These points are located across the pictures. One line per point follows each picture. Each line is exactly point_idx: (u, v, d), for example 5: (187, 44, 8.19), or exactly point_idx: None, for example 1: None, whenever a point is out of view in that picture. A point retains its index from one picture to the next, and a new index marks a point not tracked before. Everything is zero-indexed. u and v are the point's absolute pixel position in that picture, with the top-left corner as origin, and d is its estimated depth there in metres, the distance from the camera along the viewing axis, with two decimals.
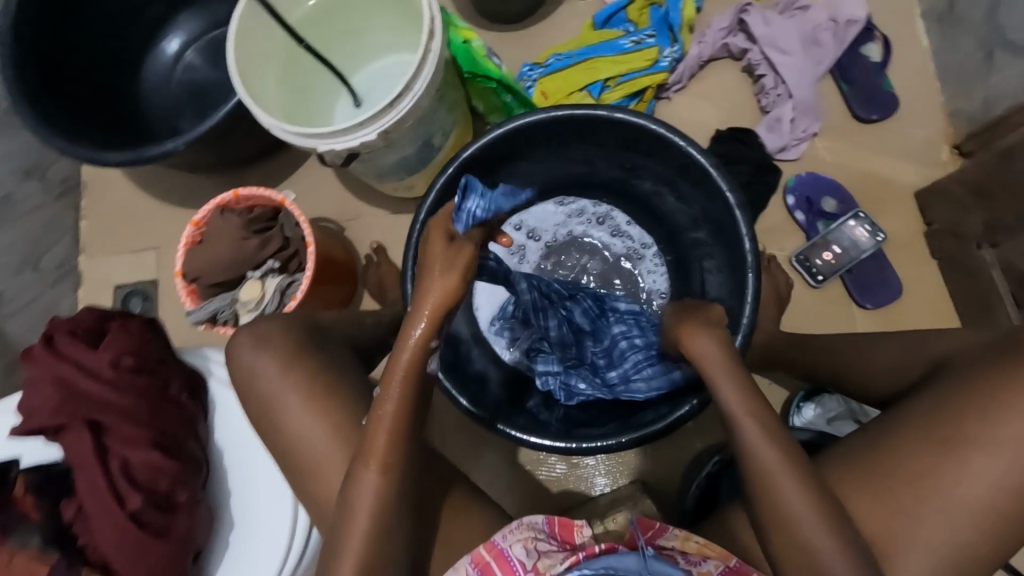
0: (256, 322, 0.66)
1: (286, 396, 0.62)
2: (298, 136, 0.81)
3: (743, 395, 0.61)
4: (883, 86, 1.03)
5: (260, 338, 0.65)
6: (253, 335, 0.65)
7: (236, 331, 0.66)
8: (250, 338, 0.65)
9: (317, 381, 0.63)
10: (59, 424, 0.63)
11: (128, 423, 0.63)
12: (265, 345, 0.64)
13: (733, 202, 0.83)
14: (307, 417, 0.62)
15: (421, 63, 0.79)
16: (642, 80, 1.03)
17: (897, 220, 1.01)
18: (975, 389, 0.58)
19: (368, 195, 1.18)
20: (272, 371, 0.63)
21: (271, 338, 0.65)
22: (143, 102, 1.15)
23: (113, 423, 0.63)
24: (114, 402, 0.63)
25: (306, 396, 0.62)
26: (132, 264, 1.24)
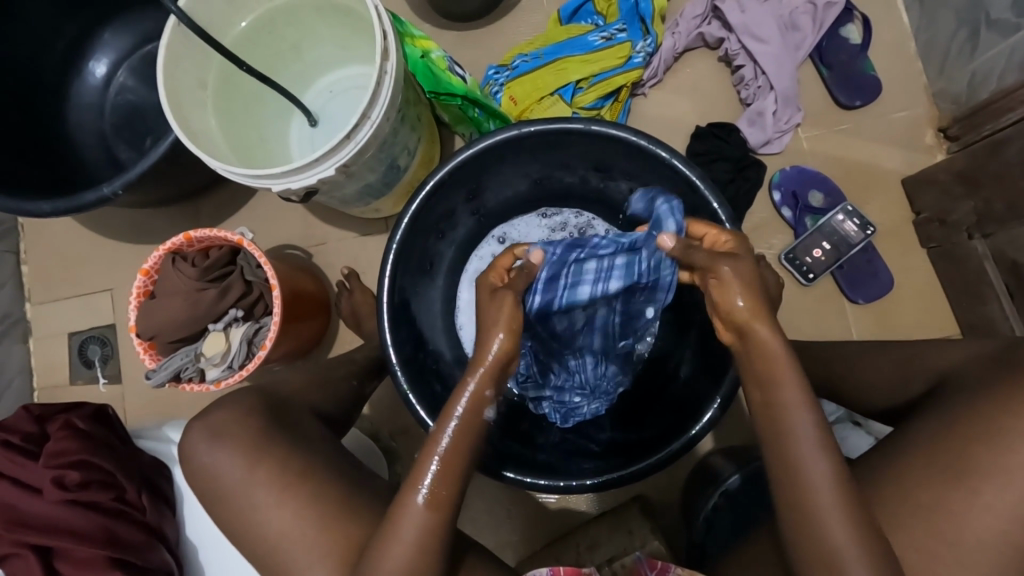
0: (213, 410, 0.62)
1: (259, 488, 0.58)
2: (248, 177, 0.73)
3: (770, 448, 0.56)
4: (865, 69, 0.99)
5: (218, 429, 0.61)
6: (207, 428, 0.61)
7: (191, 422, 0.62)
8: (208, 430, 0.61)
9: (288, 468, 0.58)
10: (3, 552, 0.58)
11: (78, 544, 0.58)
12: (222, 438, 0.60)
13: (722, 215, 0.77)
14: (285, 506, 0.57)
15: (377, 87, 0.72)
16: (615, 79, 0.97)
17: (884, 210, 0.98)
18: (984, 416, 0.55)
19: (333, 219, 1.11)
20: (239, 466, 0.59)
21: (237, 422, 0.61)
22: (76, 134, 1.06)
23: (64, 545, 0.58)
24: (64, 522, 0.58)
25: (281, 483, 0.58)
26: (85, 309, 1.15)
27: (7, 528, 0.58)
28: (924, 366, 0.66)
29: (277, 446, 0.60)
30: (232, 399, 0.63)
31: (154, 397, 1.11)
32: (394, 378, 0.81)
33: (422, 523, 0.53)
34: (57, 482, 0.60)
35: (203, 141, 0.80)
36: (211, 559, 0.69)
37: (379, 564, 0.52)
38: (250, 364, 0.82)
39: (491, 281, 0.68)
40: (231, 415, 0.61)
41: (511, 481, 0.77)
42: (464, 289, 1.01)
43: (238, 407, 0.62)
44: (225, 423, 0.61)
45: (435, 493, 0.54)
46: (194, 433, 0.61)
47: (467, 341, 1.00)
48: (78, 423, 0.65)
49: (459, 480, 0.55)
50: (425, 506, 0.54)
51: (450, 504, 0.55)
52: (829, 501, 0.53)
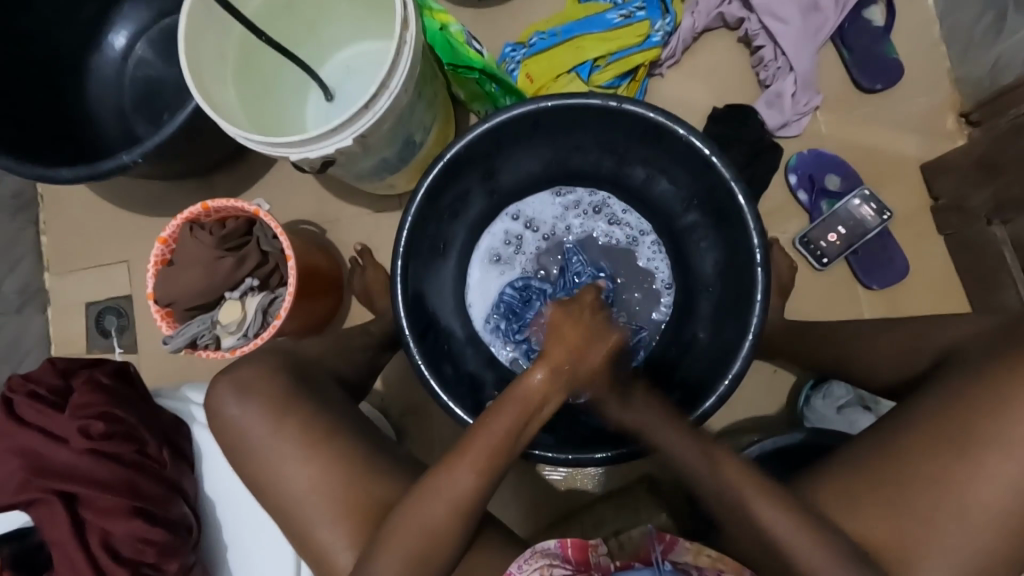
0: (231, 372, 0.63)
1: (281, 446, 0.59)
2: (266, 146, 0.74)
3: None
4: (887, 52, 0.97)
5: (245, 383, 0.61)
6: (233, 382, 0.61)
7: (216, 377, 0.62)
8: (230, 389, 0.61)
9: (312, 427, 0.59)
10: (28, 498, 0.60)
11: (101, 493, 0.60)
12: (248, 394, 0.61)
13: (738, 195, 0.77)
14: (306, 463, 0.58)
15: (395, 57, 0.71)
16: (634, 58, 0.97)
17: (902, 196, 0.97)
18: (997, 395, 0.54)
19: (347, 194, 1.11)
20: (265, 421, 0.60)
21: (263, 377, 0.61)
22: (96, 106, 1.07)
23: (87, 494, 0.60)
24: (88, 471, 0.60)
25: (303, 440, 0.59)
26: (103, 281, 1.17)
27: (31, 475, 0.60)
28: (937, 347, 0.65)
29: (301, 404, 0.60)
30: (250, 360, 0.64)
31: (170, 367, 1.13)
32: (407, 352, 0.82)
33: None
34: (82, 433, 0.61)
35: (222, 109, 0.81)
36: (227, 517, 0.71)
37: (411, 517, 0.55)
38: (266, 333, 0.83)
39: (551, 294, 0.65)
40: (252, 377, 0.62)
41: (537, 458, 0.78)
42: (475, 267, 1.02)
43: (261, 364, 0.62)
44: (251, 379, 0.61)
45: None
46: (222, 386, 0.61)
47: (477, 319, 1.01)
48: (101, 378, 0.66)
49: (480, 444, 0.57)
50: (464, 473, 0.56)
51: (467, 463, 0.57)
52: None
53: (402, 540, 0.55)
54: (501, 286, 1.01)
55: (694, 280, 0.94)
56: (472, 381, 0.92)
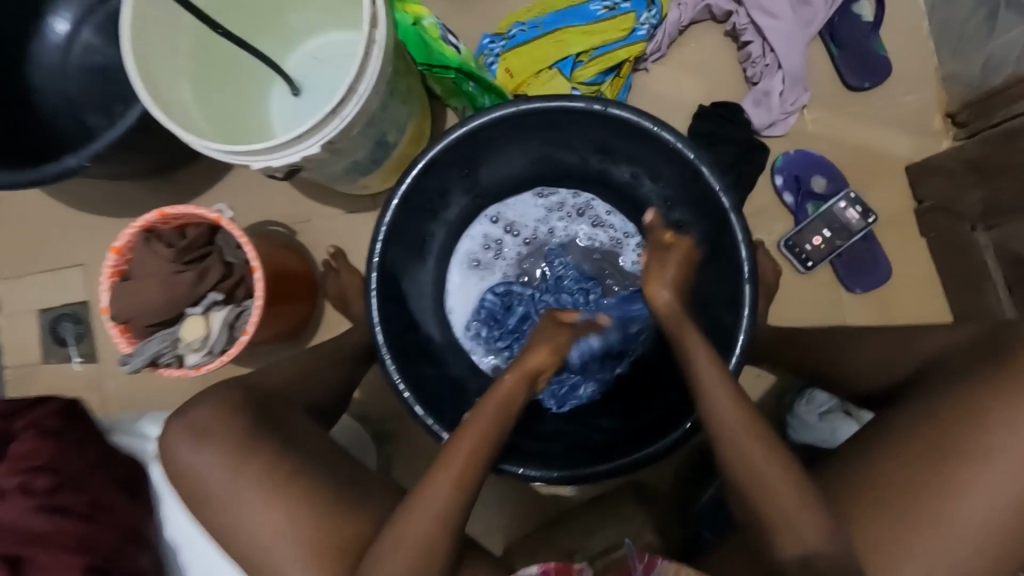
0: (192, 405, 0.58)
1: (245, 487, 0.56)
2: (226, 154, 0.68)
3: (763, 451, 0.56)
4: (876, 48, 0.95)
5: (203, 427, 0.57)
6: (189, 423, 0.58)
7: (164, 425, 0.59)
8: (194, 426, 0.57)
9: (279, 464, 0.56)
10: None
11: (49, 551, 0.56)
12: (207, 434, 0.57)
13: (727, 205, 0.75)
14: (275, 505, 0.55)
15: (364, 59, 0.66)
16: (618, 53, 0.92)
17: (887, 198, 0.96)
18: (990, 424, 0.53)
19: (317, 193, 1.06)
20: (226, 462, 0.56)
21: (225, 415, 0.57)
22: (40, 98, 0.98)
23: (32, 552, 0.56)
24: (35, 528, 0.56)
25: (269, 481, 0.55)
26: (57, 285, 1.10)
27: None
28: None
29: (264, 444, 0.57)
30: (212, 395, 0.59)
31: (134, 376, 1.07)
32: (384, 366, 0.79)
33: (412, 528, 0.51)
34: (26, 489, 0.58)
35: (177, 112, 0.74)
36: (192, 560, 0.67)
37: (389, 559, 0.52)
38: (233, 349, 0.79)
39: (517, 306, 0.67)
40: (217, 413, 0.58)
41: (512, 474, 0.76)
42: (454, 272, 0.98)
43: (220, 399, 0.59)
44: (215, 417, 0.57)
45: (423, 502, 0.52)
46: (175, 429, 0.58)
47: (457, 325, 0.97)
48: (47, 422, 0.62)
49: (461, 476, 0.55)
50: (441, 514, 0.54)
51: (439, 507, 0.54)
52: (806, 504, 0.54)
53: None
54: (482, 291, 0.98)
55: None
56: (454, 391, 0.89)
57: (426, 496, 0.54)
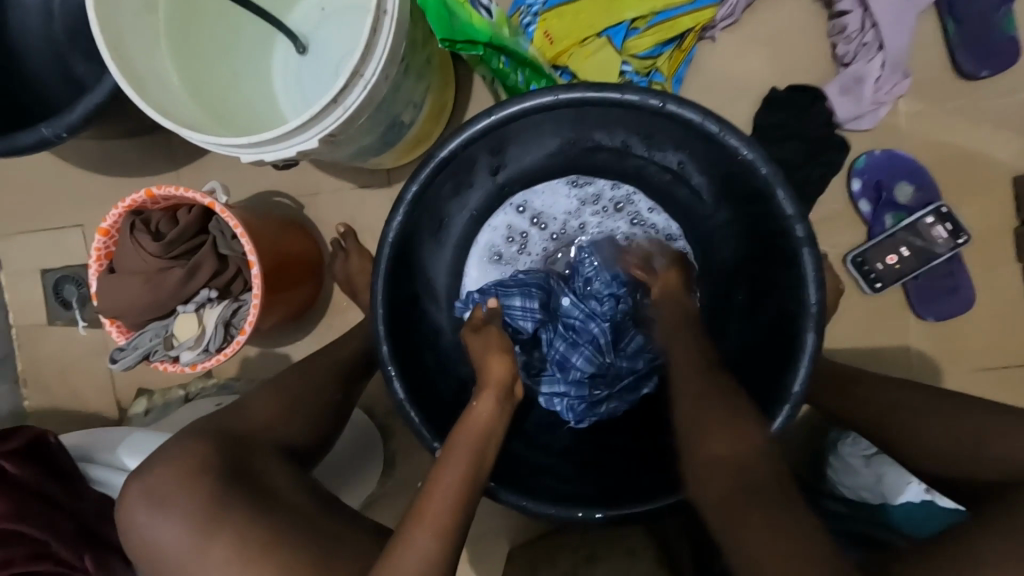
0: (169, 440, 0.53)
1: (210, 566, 0.46)
2: (210, 142, 0.58)
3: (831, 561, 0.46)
4: (1003, 27, 0.77)
5: (161, 496, 0.49)
6: (147, 487, 0.50)
7: (124, 486, 0.51)
8: (148, 485, 0.50)
9: (249, 542, 0.46)
10: None
11: None
12: (167, 500, 0.49)
13: (798, 233, 0.61)
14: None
15: (372, 33, 0.54)
16: (681, 21, 0.77)
17: (984, 213, 0.81)
18: None
19: (325, 163, 0.95)
20: (188, 536, 0.47)
21: (191, 475, 0.49)
22: (25, 42, 0.89)
23: None
24: None
25: (240, 558, 0.46)
26: (57, 245, 1.04)
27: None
28: None
29: (237, 511, 0.48)
30: (178, 448, 0.51)
31: None
32: (386, 380, 0.70)
33: None
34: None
35: (157, 79, 0.64)
36: None
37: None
38: (229, 350, 0.72)
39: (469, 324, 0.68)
40: (178, 471, 0.50)
41: (510, 504, 0.68)
42: (472, 265, 0.88)
43: (188, 456, 0.50)
44: (174, 480, 0.49)
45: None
46: (132, 493, 0.50)
47: None
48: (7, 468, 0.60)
49: (451, 558, 0.48)
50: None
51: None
52: None
53: None
54: None
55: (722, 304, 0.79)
56: (459, 402, 0.80)
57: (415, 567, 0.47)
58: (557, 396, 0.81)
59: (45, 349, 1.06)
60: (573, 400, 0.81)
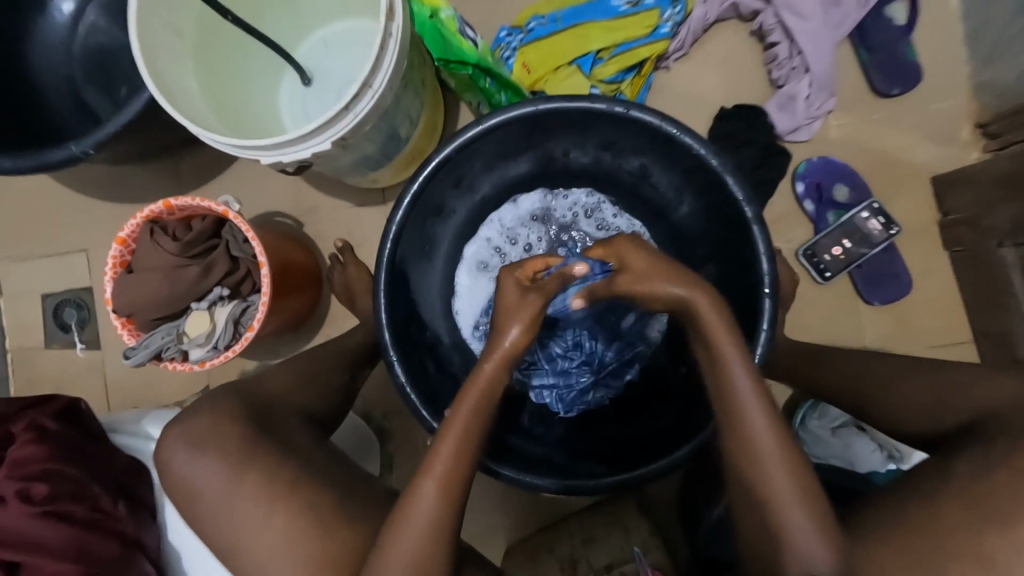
0: (193, 405, 0.59)
1: (241, 502, 0.53)
2: (233, 147, 0.66)
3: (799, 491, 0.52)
4: (906, 53, 0.91)
5: (198, 438, 0.56)
6: (185, 436, 0.56)
7: (164, 431, 0.58)
8: (184, 439, 0.56)
9: (276, 481, 0.53)
10: None
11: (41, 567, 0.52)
12: (202, 448, 0.55)
13: (749, 213, 0.71)
14: (272, 524, 0.52)
15: (380, 51, 0.64)
16: (640, 51, 0.89)
17: (911, 208, 0.93)
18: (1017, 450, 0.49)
19: (324, 185, 1.03)
20: (221, 478, 0.54)
21: (222, 424, 0.56)
22: (46, 80, 0.97)
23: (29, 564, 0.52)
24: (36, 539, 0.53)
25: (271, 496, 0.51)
26: (60, 270, 1.08)
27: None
28: (964, 404, 0.58)
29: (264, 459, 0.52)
30: (211, 400, 0.58)
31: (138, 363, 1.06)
32: (389, 366, 0.76)
33: (411, 546, 0.50)
34: (22, 496, 0.54)
35: (184, 98, 0.72)
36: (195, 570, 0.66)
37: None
38: (237, 346, 0.77)
39: (517, 278, 0.59)
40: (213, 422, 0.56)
41: (508, 480, 0.74)
42: (463, 273, 0.95)
43: (218, 411, 0.57)
44: (206, 431, 0.56)
45: (432, 521, 0.51)
46: (173, 435, 0.57)
47: (466, 326, 0.94)
48: (47, 424, 0.60)
49: (459, 501, 0.53)
50: (421, 532, 0.50)
51: (432, 536, 0.51)
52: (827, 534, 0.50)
53: None
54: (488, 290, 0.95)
55: None
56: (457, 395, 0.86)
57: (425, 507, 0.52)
58: (546, 389, 0.87)
59: (43, 372, 1.07)
60: (561, 392, 0.86)
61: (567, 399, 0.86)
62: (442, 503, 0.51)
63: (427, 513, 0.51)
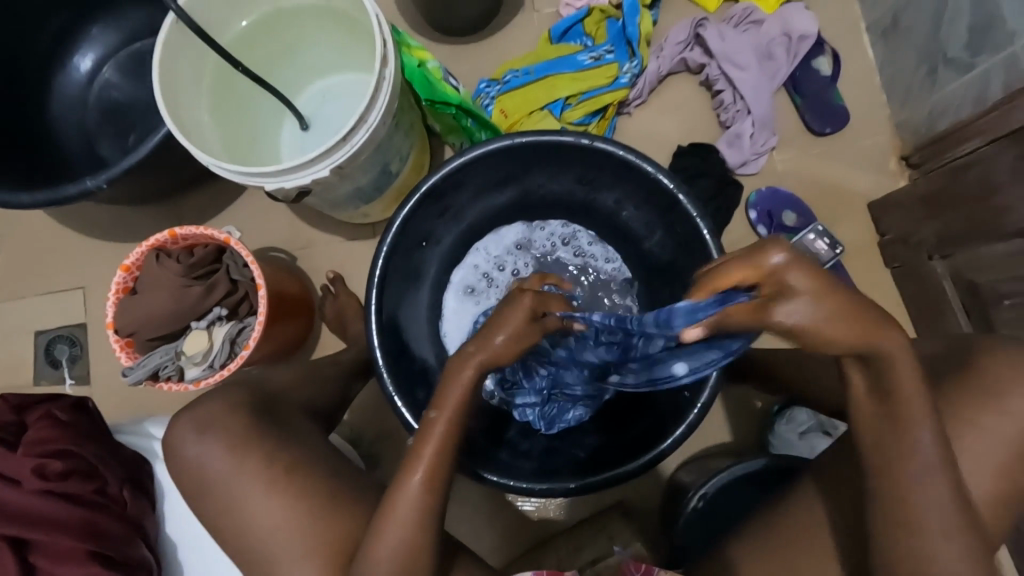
0: (197, 403, 0.65)
1: (246, 478, 0.60)
2: (242, 175, 0.73)
3: None
4: (834, 98, 1.05)
5: (207, 422, 0.63)
6: (193, 420, 0.63)
7: (175, 416, 0.64)
8: (194, 422, 0.63)
9: (277, 463, 0.61)
10: None
11: (57, 536, 0.62)
12: (210, 430, 0.62)
13: (703, 228, 0.80)
14: (273, 499, 0.59)
15: (375, 91, 0.73)
16: (603, 97, 1.01)
17: (853, 230, 1.03)
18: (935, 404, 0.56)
19: (318, 222, 1.11)
20: (228, 458, 0.61)
21: (227, 412, 0.63)
22: (59, 129, 1.04)
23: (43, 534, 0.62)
24: (48, 512, 0.63)
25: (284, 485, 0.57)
26: (57, 307, 1.12)
27: None
28: None
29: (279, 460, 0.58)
30: (217, 392, 0.66)
31: (129, 396, 1.08)
32: (380, 379, 0.81)
33: (404, 522, 0.55)
34: (39, 473, 0.64)
35: (196, 137, 0.80)
36: (191, 549, 0.75)
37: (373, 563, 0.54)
38: (233, 363, 0.81)
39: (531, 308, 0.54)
40: (216, 408, 0.64)
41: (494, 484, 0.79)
42: (450, 297, 1.02)
43: (223, 404, 0.64)
44: (217, 416, 0.63)
45: (423, 498, 0.55)
46: (183, 423, 0.63)
47: (452, 347, 1.00)
48: (59, 415, 0.71)
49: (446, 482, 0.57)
50: (412, 502, 0.55)
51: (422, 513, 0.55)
52: None
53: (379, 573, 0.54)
54: (474, 314, 1.01)
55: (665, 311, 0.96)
56: None
57: (419, 491, 0.55)
58: (528, 408, 0.86)
59: None
60: (546, 411, 0.86)
61: (552, 415, 0.87)
62: (432, 485, 0.55)
63: (420, 494, 0.55)
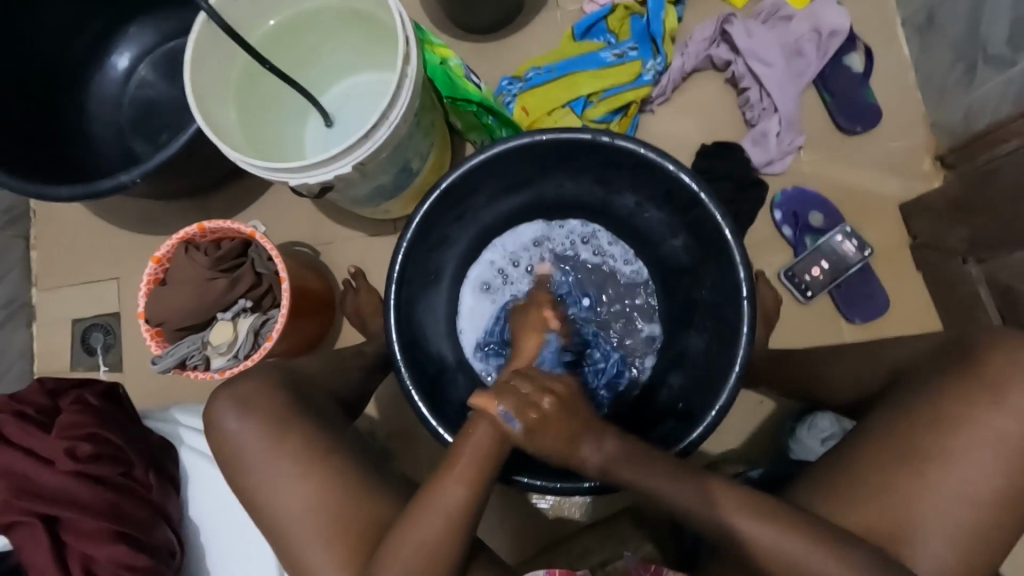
0: (237, 380, 0.66)
1: (277, 464, 0.62)
2: (268, 170, 0.75)
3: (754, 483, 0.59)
4: (865, 96, 1.02)
5: (246, 401, 0.65)
6: (234, 397, 0.65)
7: (216, 392, 0.66)
8: (232, 400, 0.65)
9: (309, 445, 0.63)
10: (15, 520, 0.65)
11: (87, 515, 0.65)
12: (249, 409, 0.64)
13: (726, 230, 0.78)
14: (306, 481, 0.62)
15: (396, 90, 0.74)
16: (626, 95, 1.00)
17: (882, 233, 1.00)
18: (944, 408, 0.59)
19: (341, 218, 1.12)
20: (262, 441, 0.63)
21: (264, 393, 0.65)
22: (96, 126, 1.08)
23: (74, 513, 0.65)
24: (79, 491, 0.66)
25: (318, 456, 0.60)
26: (92, 296, 1.16)
27: (27, 501, 0.65)
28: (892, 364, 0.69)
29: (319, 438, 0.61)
30: (254, 371, 0.68)
31: (157, 385, 1.12)
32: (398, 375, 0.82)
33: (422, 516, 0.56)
34: (70, 454, 0.68)
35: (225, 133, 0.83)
36: (211, 533, 0.78)
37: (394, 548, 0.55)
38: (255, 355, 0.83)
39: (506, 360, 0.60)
40: (255, 389, 0.65)
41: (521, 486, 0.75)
42: (468, 295, 1.02)
43: (247, 394, 0.65)
44: (251, 394, 0.65)
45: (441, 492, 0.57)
46: (223, 401, 0.65)
47: (469, 345, 1.01)
48: (90, 399, 0.73)
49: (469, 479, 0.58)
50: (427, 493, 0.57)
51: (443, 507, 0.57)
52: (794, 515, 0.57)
53: (398, 561, 0.56)
54: (490, 310, 1.02)
55: (684, 313, 0.94)
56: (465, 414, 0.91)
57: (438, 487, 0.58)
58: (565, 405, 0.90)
59: None
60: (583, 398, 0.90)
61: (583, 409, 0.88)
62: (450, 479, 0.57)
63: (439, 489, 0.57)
